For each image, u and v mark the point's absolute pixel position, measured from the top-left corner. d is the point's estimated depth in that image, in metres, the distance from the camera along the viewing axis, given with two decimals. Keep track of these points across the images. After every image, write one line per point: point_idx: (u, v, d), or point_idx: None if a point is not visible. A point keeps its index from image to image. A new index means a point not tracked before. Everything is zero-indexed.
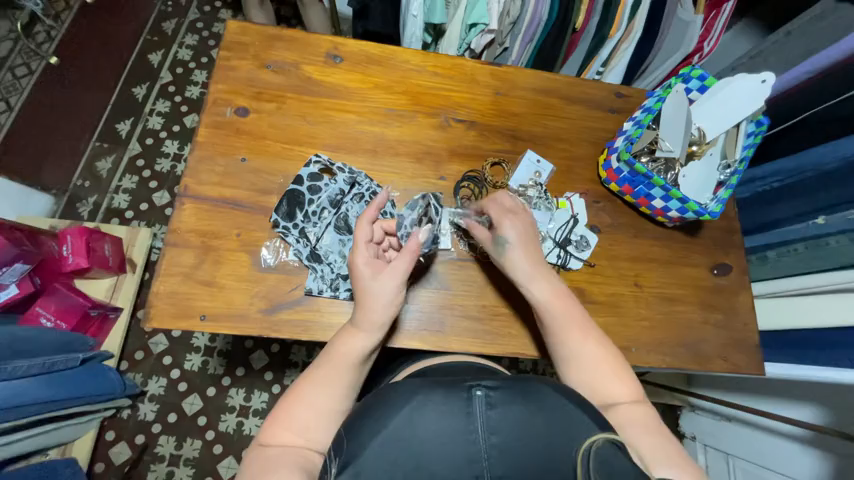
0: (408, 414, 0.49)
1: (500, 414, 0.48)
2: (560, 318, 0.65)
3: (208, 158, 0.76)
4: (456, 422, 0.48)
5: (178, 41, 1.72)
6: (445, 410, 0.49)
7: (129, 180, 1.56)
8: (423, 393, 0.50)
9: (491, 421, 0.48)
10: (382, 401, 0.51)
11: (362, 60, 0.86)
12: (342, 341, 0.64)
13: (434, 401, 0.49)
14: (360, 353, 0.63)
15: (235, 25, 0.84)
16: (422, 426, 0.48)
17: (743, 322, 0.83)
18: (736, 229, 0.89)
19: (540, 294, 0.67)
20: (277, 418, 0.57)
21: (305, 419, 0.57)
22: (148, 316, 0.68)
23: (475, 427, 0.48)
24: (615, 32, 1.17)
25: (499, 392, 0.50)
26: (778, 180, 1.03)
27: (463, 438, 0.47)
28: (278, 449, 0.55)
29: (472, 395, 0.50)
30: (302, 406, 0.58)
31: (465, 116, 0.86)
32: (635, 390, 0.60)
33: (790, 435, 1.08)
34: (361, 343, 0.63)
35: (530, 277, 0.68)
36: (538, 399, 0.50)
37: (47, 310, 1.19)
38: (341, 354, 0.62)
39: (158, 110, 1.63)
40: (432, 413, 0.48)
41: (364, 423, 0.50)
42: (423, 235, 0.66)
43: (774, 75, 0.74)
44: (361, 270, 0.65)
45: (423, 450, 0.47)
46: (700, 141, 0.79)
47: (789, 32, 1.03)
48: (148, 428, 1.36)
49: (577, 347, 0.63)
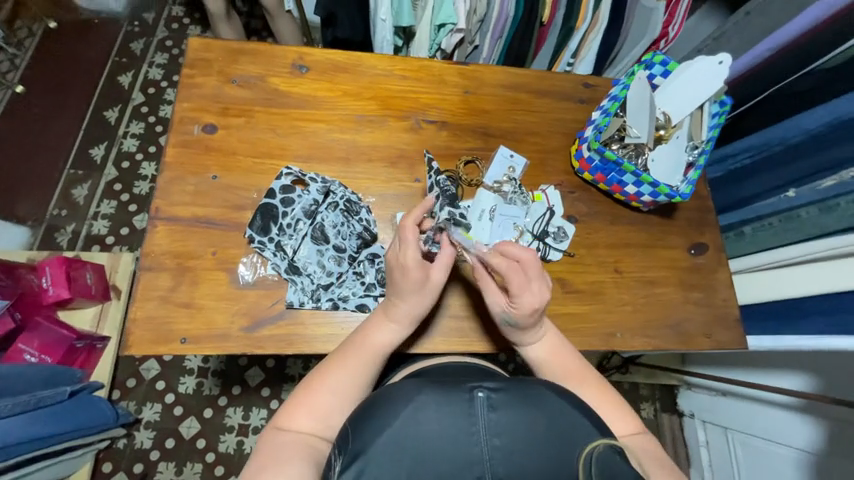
0: (411, 417, 0.48)
1: (502, 415, 0.49)
2: (560, 371, 0.65)
3: (178, 178, 0.75)
4: (458, 424, 0.48)
5: (147, 61, 1.69)
6: (448, 413, 0.49)
7: (107, 205, 1.53)
8: (425, 392, 0.50)
9: (493, 422, 0.48)
10: (383, 402, 0.51)
11: (329, 69, 0.85)
12: (368, 332, 0.66)
13: (437, 401, 0.49)
14: (385, 345, 0.65)
15: (198, 42, 0.83)
16: (424, 426, 0.48)
17: (724, 298, 0.85)
18: (709, 208, 0.90)
19: (537, 354, 0.68)
20: (295, 404, 0.58)
21: (324, 403, 0.58)
22: (127, 344, 0.67)
23: (478, 429, 0.48)
24: (581, 23, 1.19)
25: (500, 394, 0.50)
26: (749, 157, 1.05)
27: (465, 439, 0.47)
28: (293, 435, 0.56)
29: (474, 396, 0.50)
30: (322, 390, 0.59)
31: (436, 117, 0.87)
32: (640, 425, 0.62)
33: (782, 405, 1.10)
34: (388, 335, 0.66)
35: (527, 337, 0.68)
36: (539, 399, 0.51)
37: (30, 346, 1.18)
38: (369, 343, 0.64)
39: (132, 132, 1.61)
40: (434, 415, 0.48)
41: (366, 424, 0.50)
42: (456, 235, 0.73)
43: (730, 56, 0.76)
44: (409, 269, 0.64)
45: (425, 451, 0.47)
46: (666, 125, 0.81)
47: (748, 13, 1.06)
48: (146, 456, 1.34)
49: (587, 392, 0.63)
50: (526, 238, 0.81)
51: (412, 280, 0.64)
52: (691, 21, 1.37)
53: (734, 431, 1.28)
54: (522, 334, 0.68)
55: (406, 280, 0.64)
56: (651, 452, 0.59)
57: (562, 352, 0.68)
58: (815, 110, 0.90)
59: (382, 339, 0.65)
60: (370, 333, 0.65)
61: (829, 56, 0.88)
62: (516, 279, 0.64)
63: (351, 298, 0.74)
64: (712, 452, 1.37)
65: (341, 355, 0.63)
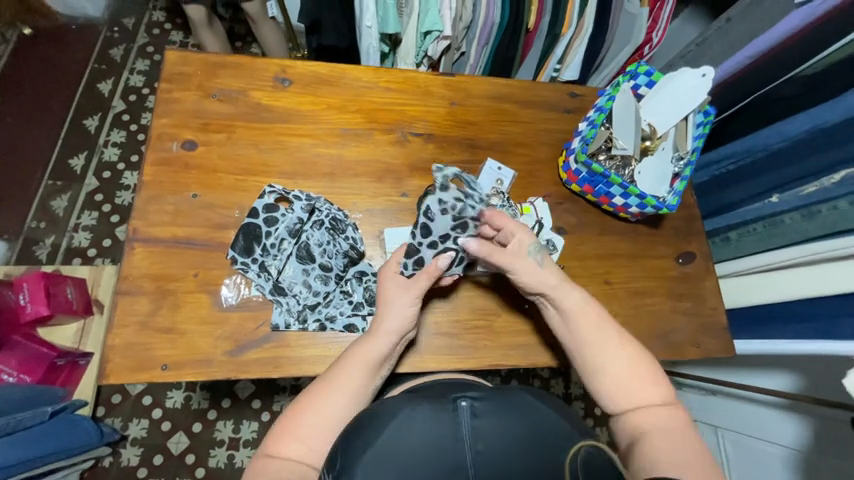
0: (396, 430, 0.52)
1: (485, 420, 0.52)
2: (586, 327, 0.65)
3: (157, 198, 0.73)
4: (444, 432, 0.51)
5: (128, 68, 1.65)
6: (433, 419, 0.52)
7: (88, 217, 1.48)
8: (409, 406, 0.54)
9: (476, 429, 0.51)
10: (371, 418, 0.54)
11: (312, 81, 0.84)
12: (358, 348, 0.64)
13: (421, 413, 0.53)
14: (375, 362, 0.63)
15: (176, 55, 0.81)
16: (412, 435, 0.51)
17: (711, 307, 0.86)
18: (696, 216, 0.91)
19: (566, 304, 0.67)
20: (283, 430, 0.57)
21: (313, 429, 0.57)
22: (105, 372, 0.65)
23: (464, 437, 0.50)
24: (567, 29, 1.19)
25: (481, 402, 0.54)
26: (732, 163, 1.07)
27: (451, 446, 0.50)
28: (280, 462, 0.55)
29: (457, 405, 0.53)
30: (308, 414, 0.57)
31: (422, 130, 0.86)
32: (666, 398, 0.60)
33: (768, 404, 1.11)
34: (375, 354, 0.63)
35: (559, 286, 0.68)
36: (521, 407, 0.54)
37: (9, 365, 1.15)
38: (356, 360, 0.62)
39: (113, 141, 1.56)
40: (420, 424, 0.52)
41: (353, 441, 0.53)
42: (442, 259, 0.67)
43: (713, 69, 0.77)
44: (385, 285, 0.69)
45: (412, 459, 0.50)
46: (651, 136, 0.80)
47: (730, 19, 1.09)
48: (133, 474, 1.30)
49: (606, 355, 0.63)
50: None
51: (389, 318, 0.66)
52: (675, 24, 1.38)
53: (724, 428, 1.27)
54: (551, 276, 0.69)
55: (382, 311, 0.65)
56: (666, 425, 0.57)
57: (588, 312, 0.66)
58: (809, 112, 0.89)
59: (379, 352, 0.64)
60: (363, 346, 0.63)
61: (807, 63, 0.91)
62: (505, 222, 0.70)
63: (339, 318, 0.72)
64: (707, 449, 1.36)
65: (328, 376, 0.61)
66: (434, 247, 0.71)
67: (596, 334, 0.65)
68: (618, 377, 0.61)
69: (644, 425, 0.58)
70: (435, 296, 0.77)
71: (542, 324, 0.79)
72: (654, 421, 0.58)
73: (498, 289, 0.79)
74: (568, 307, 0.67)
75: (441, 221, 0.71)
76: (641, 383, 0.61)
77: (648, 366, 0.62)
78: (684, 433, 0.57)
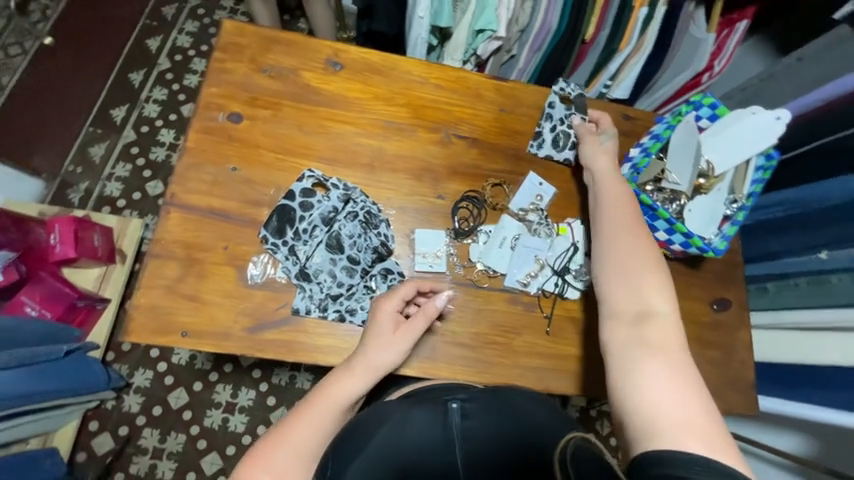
0: (390, 431, 0.53)
1: (475, 423, 0.53)
2: (615, 226, 0.66)
3: (197, 165, 0.73)
4: (437, 433, 0.53)
5: (178, 27, 1.66)
6: (426, 421, 0.54)
7: (122, 168, 1.52)
8: (401, 411, 0.55)
9: (466, 430, 0.53)
10: (366, 423, 0.55)
11: (363, 69, 0.82)
12: (331, 382, 0.61)
13: (413, 416, 0.54)
14: (345, 400, 0.60)
15: (232, 25, 0.80)
16: (405, 435, 0.53)
17: (739, 359, 0.82)
18: (739, 263, 0.86)
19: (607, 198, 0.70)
20: (257, 460, 0.54)
21: (286, 460, 0.54)
22: (127, 330, 0.66)
23: (454, 438, 0.52)
24: (625, 46, 1.15)
25: (472, 404, 0.55)
26: (782, 211, 1.02)
27: (442, 447, 0.52)
28: None
29: (448, 408, 0.54)
30: (282, 448, 0.55)
31: (467, 133, 0.83)
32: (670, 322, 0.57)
33: (775, 463, 1.06)
34: (348, 392, 0.60)
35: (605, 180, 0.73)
36: (511, 405, 0.56)
37: (32, 299, 1.19)
38: (326, 397, 0.59)
39: (154, 97, 1.59)
40: (412, 424, 0.54)
41: (346, 444, 0.53)
42: (441, 299, 0.70)
43: (790, 113, 0.72)
44: (380, 321, 0.66)
45: (406, 458, 0.52)
46: (708, 174, 0.77)
47: (800, 58, 1.04)
48: (132, 420, 1.34)
49: (628, 254, 0.63)
50: (546, 273, 0.78)
51: (372, 357, 0.63)
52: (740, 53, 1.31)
53: None
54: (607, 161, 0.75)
55: (373, 347, 0.64)
56: (665, 346, 0.54)
57: (628, 214, 0.67)
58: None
59: (353, 390, 0.61)
60: (337, 384, 0.60)
61: None
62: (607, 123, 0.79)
63: (359, 312, 0.72)
64: None
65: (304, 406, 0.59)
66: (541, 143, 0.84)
67: (625, 231, 0.65)
68: (636, 285, 0.60)
69: (642, 340, 0.55)
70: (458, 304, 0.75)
71: (562, 349, 0.76)
72: (655, 340, 0.55)
73: (522, 307, 0.77)
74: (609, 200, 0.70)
75: (562, 109, 0.85)
76: (656, 304, 0.58)
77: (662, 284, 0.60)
78: (680, 362, 0.53)
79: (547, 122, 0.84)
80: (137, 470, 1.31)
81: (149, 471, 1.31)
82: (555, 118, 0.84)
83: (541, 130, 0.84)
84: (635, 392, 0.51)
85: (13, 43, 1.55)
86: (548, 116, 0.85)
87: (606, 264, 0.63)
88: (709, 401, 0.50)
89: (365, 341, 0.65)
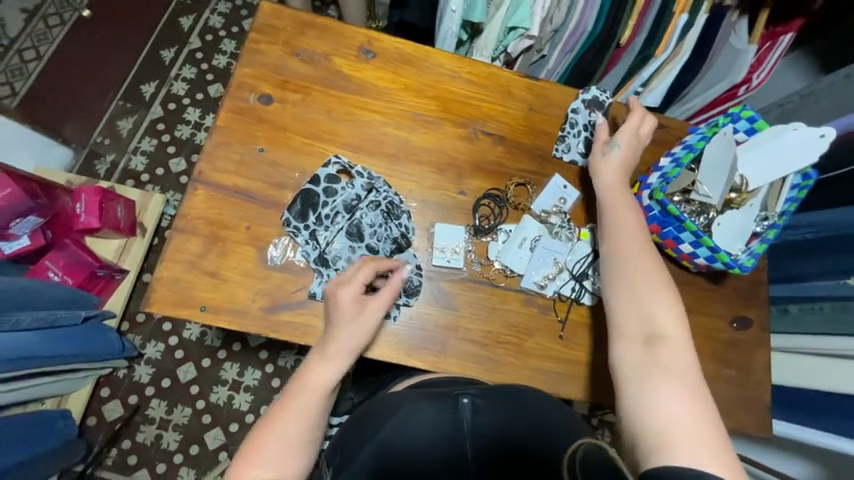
0: (399, 425, 0.53)
1: (485, 419, 0.53)
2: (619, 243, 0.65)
3: (226, 145, 0.74)
4: (447, 426, 0.53)
5: (211, 7, 1.68)
6: (435, 415, 0.54)
7: (148, 143, 1.55)
8: (409, 404, 0.55)
9: (478, 426, 0.53)
10: (374, 415, 0.56)
11: (395, 59, 0.82)
12: (309, 368, 0.61)
13: (423, 409, 0.54)
14: (325, 384, 0.60)
15: (268, 7, 0.81)
16: (413, 430, 0.53)
17: (756, 380, 0.80)
18: (763, 282, 0.84)
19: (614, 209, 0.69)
20: (249, 451, 0.55)
21: (276, 447, 0.55)
22: (149, 300, 0.68)
23: (464, 433, 0.52)
24: (662, 52, 1.11)
25: (484, 399, 0.54)
26: (812, 233, 0.97)
27: (452, 441, 0.53)
28: None
29: (459, 403, 0.54)
30: (272, 435, 0.56)
31: (494, 130, 0.82)
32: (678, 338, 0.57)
33: None
34: (325, 376, 0.61)
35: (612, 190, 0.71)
36: (520, 401, 0.55)
37: (56, 265, 1.22)
38: (307, 384, 0.60)
39: (183, 75, 1.61)
40: (422, 418, 0.53)
41: (356, 436, 0.55)
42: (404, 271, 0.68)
43: (835, 131, 0.68)
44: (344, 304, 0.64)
45: (414, 451, 0.52)
46: (740, 188, 0.74)
47: (848, 75, 1.00)
48: (142, 390, 1.38)
49: (634, 272, 0.62)
50: (564, 277, 0.77)
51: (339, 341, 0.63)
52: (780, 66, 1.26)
53: None
54: (616, 168, 0.72)
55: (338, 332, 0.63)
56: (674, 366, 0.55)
57: (634, 228, 0.67)
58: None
59: (329, 375, 0.61)
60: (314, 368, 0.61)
61: None
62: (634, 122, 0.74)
63: None
64: None
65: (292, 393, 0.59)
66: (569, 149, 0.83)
67: (630, 249, 0.65)
68: (642, 305, 0.60)
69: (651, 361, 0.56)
70: (473, 302, 0.75)
71: (575, 355, 0.76)
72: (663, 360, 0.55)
73: (537, 310, 0.76)
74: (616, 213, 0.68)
75: (586, 114, 0.84)
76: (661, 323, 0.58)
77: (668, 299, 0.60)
78: (689, 379, 0.54)
79: (573, 128, 0.83)
80: (144, 438, 1.35)
81: (155, 440, 1.35)
82: (580, 124, 0.83)
83: (568, 137, 0.83)
84: (645, 413, 0.52)
85: (53, 14, 1.59)
86: (573, 122, 0.83)
87: (612, 280, 0.63)
88: (716, 414, 0.52)
89: (332, 326, 0.64)
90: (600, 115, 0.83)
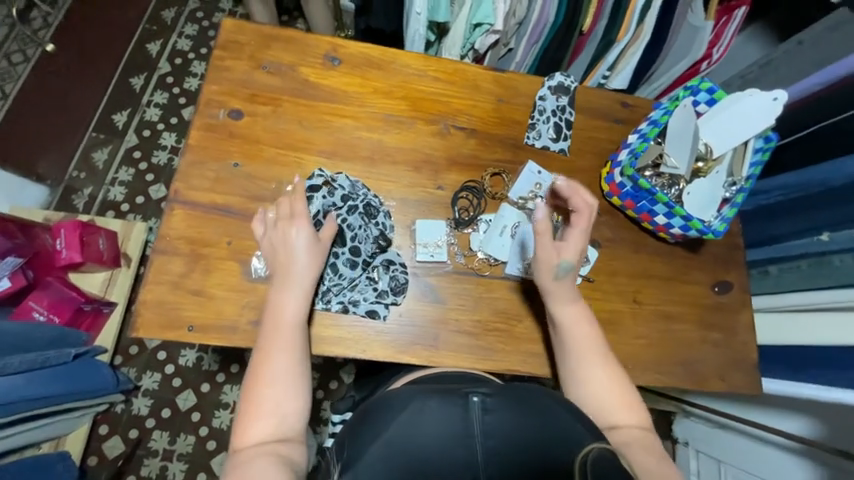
0: (409, 421, 0.51)
1: (494, 419, 0.51)
2: (573, 341, 0.67)
3: (200, 163, 0.74)
4: (454, 428, 0.50)
5: (177, 31, 1.68)
6: (445, 415, 0.51)
7: (125, 173, 1.53)
8: (420, 399, 0.53)
9: (487, 425, 0.50)
10: (381, 409, 0.54)
11: (361, 63, 0.83)
12: (277, 309, 0.64)
13: (432, 406, 0.52)
14: (298, 319, 0.64)
15: (231, 23, 0.81)
16: (422, 428, 0.51)
17: (743, 341, 0.82)
18: (739, 246, 0.87)
19: (563, 311, 0.68)
20: (246, 413, 0.57)
21: (272, 401, 0.58)
22: (135, 326, 0.67)
23: (475, 433, 0.50)
24: (623, 35, 1.14)
25: (494, 398, 0.53)
26: (782, 194, 1.01)
27: (462, 443, 0.49)
28: (254, 448, 0.54)
29: (469, 401, 0.52)
30: (265, 384, 0.59)
31: (466, 124, 0.84)
32: (636, 415, 0.62)
33: (781, 446, 1.04)
34: (295, 310, 0.64)
35: (560, 298, 0.68)
36: (530, 401, 0.54)
37: (40, 304, 1.21)
38: (281, 323, 0.63)
39: (155, 101, 1.60)
40: (433, 419, 0.51)
41: (364, 430, 0.54)
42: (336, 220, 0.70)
43: (786, 93, 0.72)
44: (293, 244, 0.66)
45: (422, 455, 0.50)
46: (706, 156, 0.77)
47: (801, 42, 1.02)
48: (142, 423, 1.36)
49: (590, 368, 0.64)
50: None
51: (292, 272, 0.65)
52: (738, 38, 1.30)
53: (728, 464, 1.20)
54: (565, 288, 0.68)
55: (289, 265, 0.65)
56: (641, 443, 0.59)
57: (583, 322, 0.68)
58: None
59: (297, 312, 0.64)
60: (281, 307, 0.64)
61: None
62: (578, 226, 0.69)
63: (362, 303, 0.73)
64: None
65: (268, 344, 0.62)
66: (542, 137, 0.85)
67: (583, 344, 0.66)
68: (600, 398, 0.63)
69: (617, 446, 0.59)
70: (461, 293, 0.76)
71: None
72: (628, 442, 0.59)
73: (525, 295, 0.77)
74: (565, 316, 0.68)
75: (553, 100, 0.86)
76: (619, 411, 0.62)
77: (623, 382, 0.64)
78: (654, 447, 0.59)
79: (542, 115, 0.85)
80: (148, 472, 1.32)
81: (160, 472, 1.33)
82: (549, 112, 0.85)
83: (539, 125, 0.85)
84: None
85: (16, 51, 1.56)
86: (543, 109, 0.85)
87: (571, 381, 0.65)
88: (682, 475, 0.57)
89: (283, 262, 0.66)
90: (567, 100, 0.86)
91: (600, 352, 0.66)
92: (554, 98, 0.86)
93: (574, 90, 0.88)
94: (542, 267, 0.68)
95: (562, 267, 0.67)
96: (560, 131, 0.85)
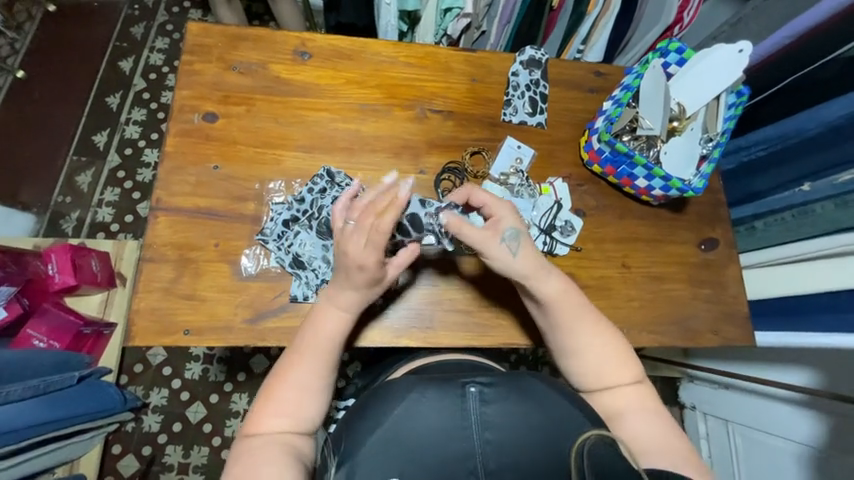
0: (406, 411, 0.52)
1: (492, 411, 0.52)
2: (562, 316, 0.65)
3: (179, 169, 0.74)
4: (451, 418, 0.51)
5: (148, 46, 1.66)
6: (441, 405, 0.52)
7: (111, 193, 1.52)
8: (417, 390, 0.53)
9: (485, 416, 0.52)
10: (378, 401, 0.54)
11: (331, 55, 0.83)
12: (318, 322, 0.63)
13: (430, 397, 0.52)
14: (334, 333, 0.63)
15: (197, 27, 0.81)
16: (420, 419, 0.52)
17: (733, 295, 0.83)
18: (722, 202, 0.88)
19: (548, 290, 0.65)
20: (259, 409, 0.58)
21: (287, 399, 0.58)
22: (130, 335, 0.67)
23: (471, 422, 0.51)
24: (593, 7, 1.13)
25: (492, 388, 0.53)
26: (762, 149, 1.01)
27: (459, 434, 0.51)
28: (258, 440, 0.55)
29: (466, 391, 0.53)
30: (286, 385, 0.59)
31: (442, 107, 0.84)
32: (634, 372, 0.63)
33: (784, 399, 1.05)
34: (337, 324, 0.63)
35: (538, 275, 0.65)
36: (530, 393, 0.54)
37: (38, 331, 1.21)
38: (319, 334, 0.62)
39: (134, 119, 1.59)
40: (431, 411, 0.52)
41: (362, 422, 0.53)
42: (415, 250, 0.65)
43: (750, 44, 0.74)
44: (361, 272, 0.60)
45: (418, 448, 0.51)
46: (680, 116, 0.79)
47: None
48: (154, 439, 1.37)
49: (586, 339, 0.63)
50: (534, 233, 0.79)
51: (350, 293, 0.63)
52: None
53: (734, 422, 1.22)
54: (531, 259, 0.65)
55: (339, 285, 0.62)
56: (638, 400, 0.61)
57: (569, 295, 0.65)
58: (844, 96, 0.83)
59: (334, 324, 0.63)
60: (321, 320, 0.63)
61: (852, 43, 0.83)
62: (484, 197, 0.67)
63: None
64: (712, 444, 1.32)
65: (298, 351, 0.61)
66: (518, 111, 0.85)
67: (572, 316, 0.65)
68: (596, 364, 0.63)
69: (614, 404, 0.61)
70: (452, 273, 0.77)
71: None
72: (624, 401, 0.61)
73: None
74: (549, 293, 0.65)
75: (525, 75, 0.87)
76: (616, 374, 0.62)
77: (620, 349, 0.64)
78: (649, 403, 0.61)
79: (516, 90, 0.86)
80: None
81: None
82: (522, 87, 0.86)
83: (515, 100, 0.86)
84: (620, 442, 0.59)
85: None
86: (517, 83, 0.86)
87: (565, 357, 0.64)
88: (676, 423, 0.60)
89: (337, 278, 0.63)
90: (539, 73, 0.86)
91: (592, 321, 0.65)
92: (528, 71, 0.86)
93: (546, 63, 0.89)
94: (495, 252, 0.64)
95: (509, 237, 0.65)
96: (535, 105, 0.86)
